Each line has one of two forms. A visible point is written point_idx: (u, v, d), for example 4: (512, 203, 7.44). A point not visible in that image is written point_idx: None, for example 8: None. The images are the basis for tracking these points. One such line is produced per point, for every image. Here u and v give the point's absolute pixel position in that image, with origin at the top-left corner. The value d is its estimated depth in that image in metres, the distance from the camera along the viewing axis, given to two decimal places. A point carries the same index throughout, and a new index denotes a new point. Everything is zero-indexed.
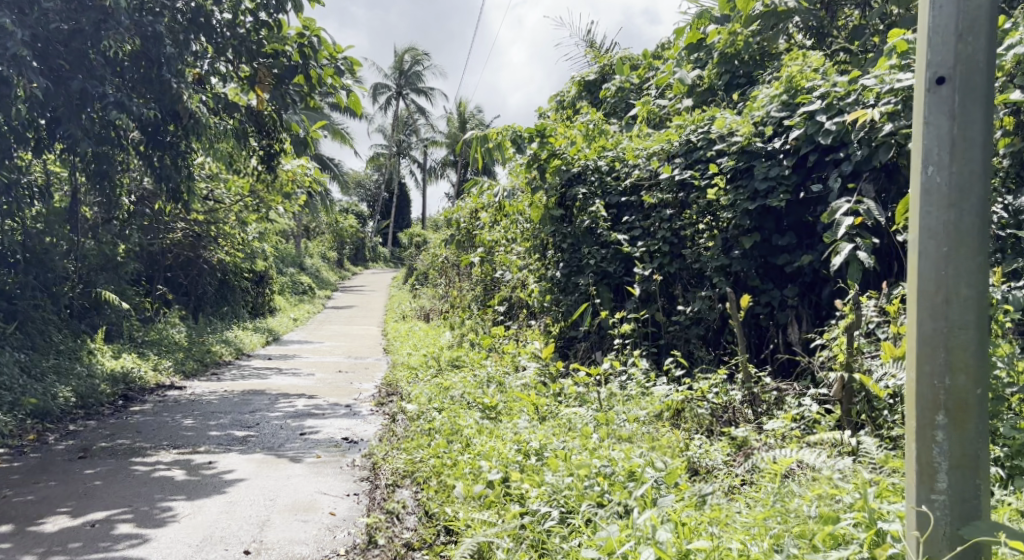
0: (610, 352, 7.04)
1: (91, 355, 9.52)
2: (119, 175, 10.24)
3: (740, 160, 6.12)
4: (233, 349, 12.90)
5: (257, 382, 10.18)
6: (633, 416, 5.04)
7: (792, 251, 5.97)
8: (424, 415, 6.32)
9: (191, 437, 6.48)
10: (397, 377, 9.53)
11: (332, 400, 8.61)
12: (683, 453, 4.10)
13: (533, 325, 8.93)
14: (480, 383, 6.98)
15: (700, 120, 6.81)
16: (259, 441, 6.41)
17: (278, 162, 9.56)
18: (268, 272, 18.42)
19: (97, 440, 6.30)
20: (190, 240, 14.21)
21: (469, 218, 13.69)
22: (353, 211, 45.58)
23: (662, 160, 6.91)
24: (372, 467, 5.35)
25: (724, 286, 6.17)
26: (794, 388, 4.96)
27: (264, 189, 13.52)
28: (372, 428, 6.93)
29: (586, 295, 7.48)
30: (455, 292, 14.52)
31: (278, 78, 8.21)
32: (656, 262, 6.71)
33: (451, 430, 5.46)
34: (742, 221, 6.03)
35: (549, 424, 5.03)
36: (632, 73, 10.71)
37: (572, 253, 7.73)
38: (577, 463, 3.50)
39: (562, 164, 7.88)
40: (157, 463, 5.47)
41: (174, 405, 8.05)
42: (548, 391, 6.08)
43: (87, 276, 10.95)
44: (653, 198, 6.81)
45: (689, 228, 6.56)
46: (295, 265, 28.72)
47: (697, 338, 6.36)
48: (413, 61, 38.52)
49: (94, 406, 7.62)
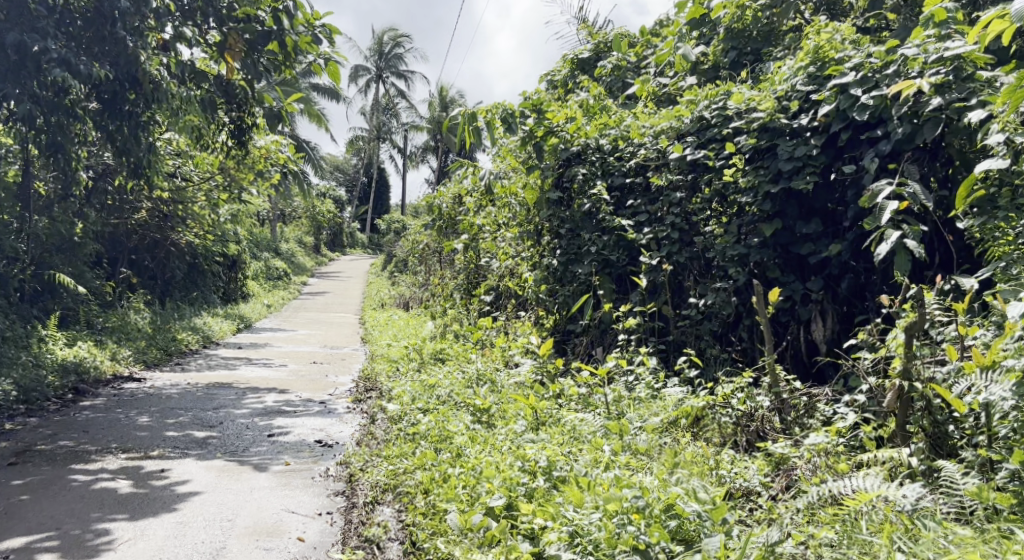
0: (612, 349, 6.44)
1: (40, 343, 8.74)
2: (76, 148, 9.44)
3: (761, 139, 5.51)
4: (201, 337, 12.15)
5: (225, 373, 9.49)
6: (649, 424, 4.44)
7: (816, 240, 5.38)
8: (406, 419, 5.69)
9: (144, 439, 5.77)
10: (377, 370, 8.88)
11: (305, 396, 7.94)
12: (717, 475, 3.50)
13: (524, 317, 8.31)
14: (469, 382, 6.35)
15: (714, 96, 6.19)
16: (221, 444, 5.73)
17: (250, 137, 8.81)
18: (241, 256, 17.61)
19: (36, 442, 5.57)
20: (156, 220, 13.41)
21: (452, 203, 13.04)
22: (330, 197, 44.62)
23: (671, 139, 6.29)
24: (347, 480, 4.70)
25: (741, 277, 5.57)
26: (826, 393, 4.37)
27: (235, 166, 12.72)
28: (348, 429, 6.28)
29: (586, 286, 6.86)
30: (436, 281, 13.88)
31: (249, 45, 7.46)
32: (664, 250, 6.10)
33: (439, 438, 4.84)
34: (762, 206, 5.42)
35: (552, 433, 4.41)
36: (629, 51, 10.08)
37: (571, 240, 7.10)
38: (603, 495, 2.90)
39: (560, 142, 7.20)
40: (99, 471, 4.78)
41: (131, 400, 7.33)
42: (547, 393, 5.47)
43: (39, 257, 10.15)
44: (661, 180, 6.19)
45: (702, 213, 5.95)
46: (269, 250, 27.90)
47: (710, 334, 5.79)
48: (392, 43, 37.66)
49: (39, 400, 6.89)
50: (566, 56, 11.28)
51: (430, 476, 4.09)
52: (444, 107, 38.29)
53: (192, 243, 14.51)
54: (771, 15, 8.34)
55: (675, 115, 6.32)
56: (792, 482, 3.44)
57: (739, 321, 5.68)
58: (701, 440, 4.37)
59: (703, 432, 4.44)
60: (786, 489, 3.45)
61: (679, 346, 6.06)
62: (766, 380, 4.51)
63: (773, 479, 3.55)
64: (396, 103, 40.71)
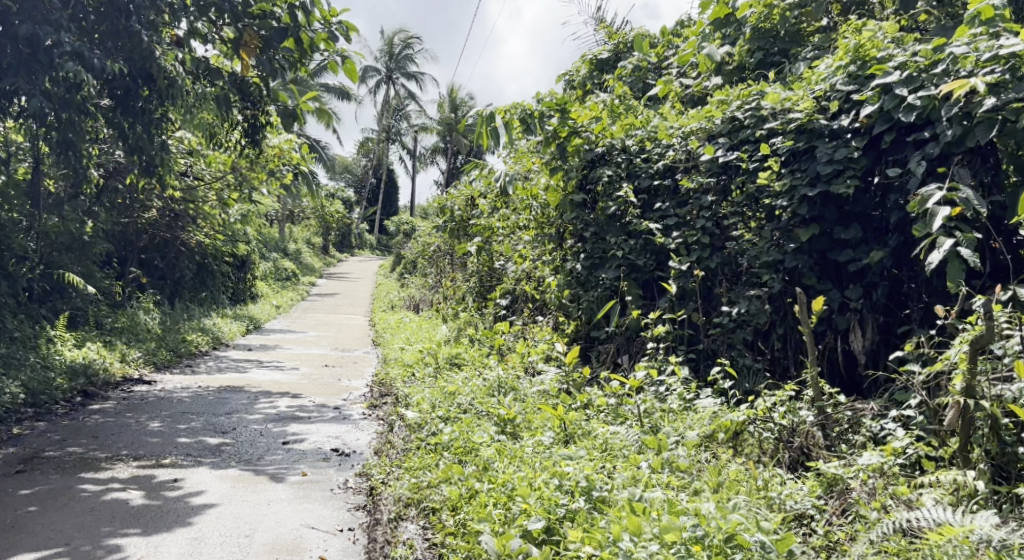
0: (638, 357, 6.23)
1: (49, 344, 8.59)
2: (87, 145, 9.28)
3: (799, 140, 5.29)
4: (211, 338, 11.97)
5: (236, 376, 9.32)
6: (685, 438, 4.24)
7: (856, 247, 5.16)
8: (426, 428, 5.49)
9: (156, 445, 5.59)
10: (391, 375, 8.68)
11: (319, 401, 7.75)
12: (765, 497, 3.33)
13: (544, 322, 8.09)
14: (490, 389, 6.14)
15: (748, 96, 5.98)
16: (235, 451, 5.55)
17: (263, 136, 8.63)
18: (251, 256, 17.46)
19: (44, 448, 5.40)
20: (167, 219, 13.26)
21: (465, 205, 12.84)
22: (339, 197, 44.52)
23: (702, 140, 6.08)
24: (368, 493, 4.50)
25: (776, 285, 5.36)
26: (871, 407, 4.16)
27: (247, 166, 12.56)
28: (366, 437, 6.09)
29: (611, 291, 6.65)
30: (448, 283, 13.69)
31: (265, 42, 7.28)
32: (695, 255, 5.89)
33: (464, 450, 4.64)
34: (800, 210, 5.20)
35: (584, 447, 4.20)
36: (650, 51, 9.85)
37: (596, 244, 6.88)
38: (659, 522, 2.72)
39: (584, 143, 6.98)
40: (110, 481, 4.58)
41: (141, 403, 7.15)
42: (574, 403, 5.26)
43: (49, 255, 10.00)
44: (692, 182, 5.98)
45: (734, 217, 5.74)
46: (278, 250, 27.77)
47: (742, 343, 5.59)
48: (403, 44, 37.52)
49: (47, 403, 6.72)
50: (585, 56, 11.06)
51: (458, 492, 3.90)
52: (454, 109, 38.10)
53: (202, 243, 14.36)
54: (800, 14, 8.08)
55: (706, 115, 6.12)
56: (847, 504, 3.22)
57: (773, 330, 5.48)
58: (742, 456, 4.17)
59: (742, 448, 4.23)
60: (842, 512, 3.22)
61: (709, 355, 5.85)
62: (809, 394, 4.30)
63: (826, 501, 3.35)
64: (406, 105, 40.57)
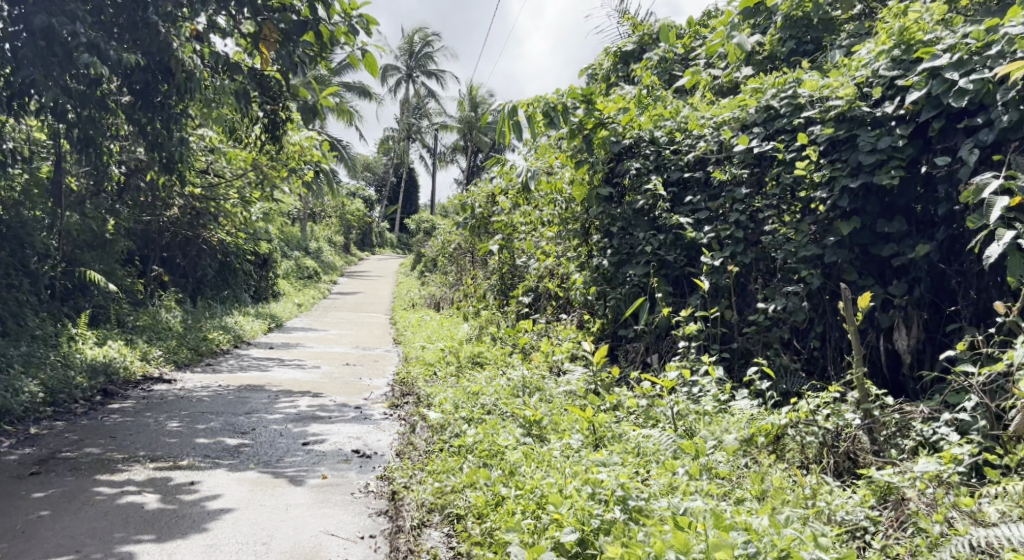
0: (669, 356, 6.00)
1: (70, 342, 8.53)
2: (107, 142, 9.20)
3: (838, 129, 5.05)
4: (232, 336, 11.88)
5: (257, 374, 9.20)
6: (723, 442, 4.03)
7: (900, 241, 4.92)
8: (449, 429, 5.33)
9: (174, 446, 5.46)
10: (412, 374, 8.53)
11: (340, 401, 7.59)
12: (814, 506, 3.15)
13: (569, 320, 7.87)
14: (515, 389, 5.94)
15: (783, 83, 5.73)
16: (254, 453, 5.40)
17: (284, 131, 8.51)
18: (273, 254, 17.39)
19: (61, 449, 5.28)
20: (188, 217, 13.20)
21: (486, 202, 12.67)
22: (360, 196, 44.54)
23: (735, 131, 5.86)
24: (390, 498, 4.33)
25: (815, 281, 5.13)
26: (921, 411, 3.92)
27: (268, 163, 12.46)
28: (387, 438, 5.92)
29: (639, 288, 6.43)
30: (469, 281, 13.52)
31: (285, 35, 7.14)
32: (728, 250, 5.66)
33: (489, 453, 4.47)
34: (840, 202, 4.97)
35: (616, 451, 4.01)
36: (677, 43, 9.61)
37: (623, 239, 6.62)
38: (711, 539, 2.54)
39: (610, 135, 6.76)
40: (125, 483, 4.45)
41: (160, 403, 7.04)
42: (603, 404, 5.06)
43: (71, 253, 9.96)
44: (725, 174, 5.75)
45: (770, 210, 5.51)
46: (300, 249, 27.77)
47: (779, 342, 5.35)
48: (423, 42, 37.40)
49: (66, 403, 6.63)
50: (609, 49, 10.82)
51: (484, 498, 3.73)
52: (474, 106, 37.92)
53: (224, 241, 14.31)
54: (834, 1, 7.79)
55: (739, 104, 5.89)
56: (903, 515, 3.02)
57: (813, 327, 5.23)
58: (786, 462, 3.94)
59: (784, 453, 4.01)
60: (898, 525, 3.01)
61: (744, 354, 5.62)
62: (854, 396, 4.07)
63: (881, 512, 3.11)
64: (426, 103, 40.49)
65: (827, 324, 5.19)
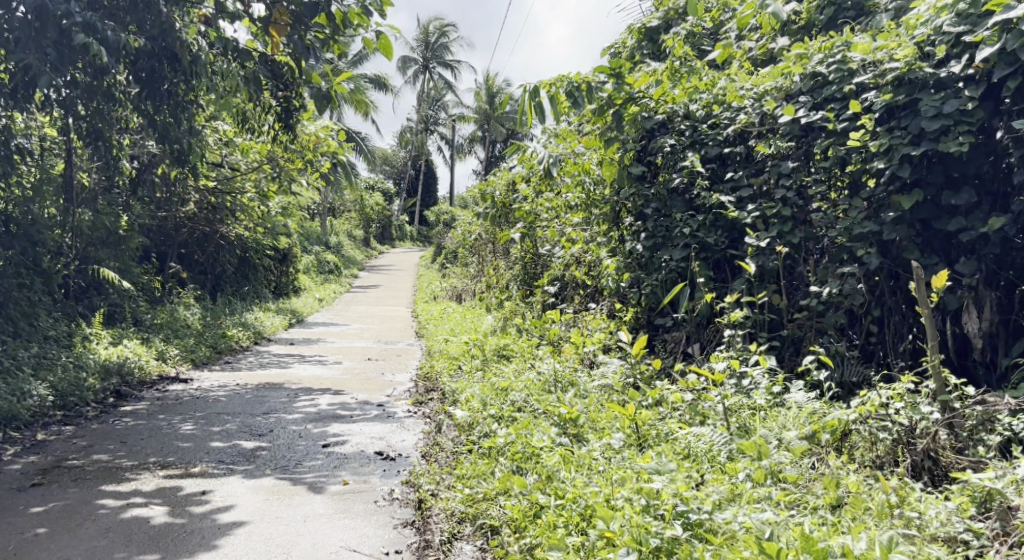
0: (712, 345, 5.57)
1: (84, 343, 8.27)
2: (117, 135, 8.92)
3: (897, 94, 4.60)
4: (252, 332, 11.60)
5: (277, 372, 8.89)
6: (785, 440, 3.62)
7: (968, 214, 4.47)
8: (478, 429, 4.98)
9: (187, 451, 5.15)
10: (437, 368, 8.18)
11: (362, 398, 7.27)
12: (901, 517, 2.73)
13: (599, 309, 7.47)
14: (546, 384, 5.57)
15: (831, 47, 5.29)
16: (272, 457, 5.07)
17: (297, 119, 8.15)
18: (292, 249, 17.12)
19: (68, 456, 4.99)
20: (205, 213, 12.92)
21: (507, 189, 12.29)
22: (380, 189, 44.27)
23: (778, 101, 5.44)
24: (416, 506, 3.98)
25: (874, 260, 4.70)
26: (1009, 402, 3.48)
27: (284, 155, 12.14)
28: (412, 438, 5.58)
29: (677, 273, 6.00)
30: (490, 271, 13.14)
31: (295, 18, 6.79)
32: (775, 229, 5.24)
33: (523, 456, 4.10)
34: (901, 173, 4.53)
35: (666, 454, 3.64)
36: (705, 16, 9.13)
37: (658, 221, 6.19)
38: None
39: (642, 111, 6.34)
40: (131, 494, 4.14)
41: (175, 404, 6.74)
42: (645, 399, 4.67)
43: (84, 251, 9.71)
44: (769, 148, 5.32)
45: (821, 185, 5.08)
46: (319, 243, 27.52)
47: (834, 328, 4.93)
48: (439, 32, 36.97)
49: (77, 406, 6.35)
50: (633, 26, 10.33)
51: (521, 508, 3.37)
52: (491, 95, 37.42)
53: (242, 236, 14.05)
54: None
55: (782, 73, 5.45)
56: (1011, 527, 2.60)
57: (870, 312, 4.82)
58: (856, 462, 3.53)
59: (852, 451, 3.60)
60: (1005, 538, 2.60)
61: (795, 342, 5.20)
62: (929, 386, 3.65)
63: (983, 522, 2.70)
64: (443, 94, 40.07)
65: (887, 308, 4.77)
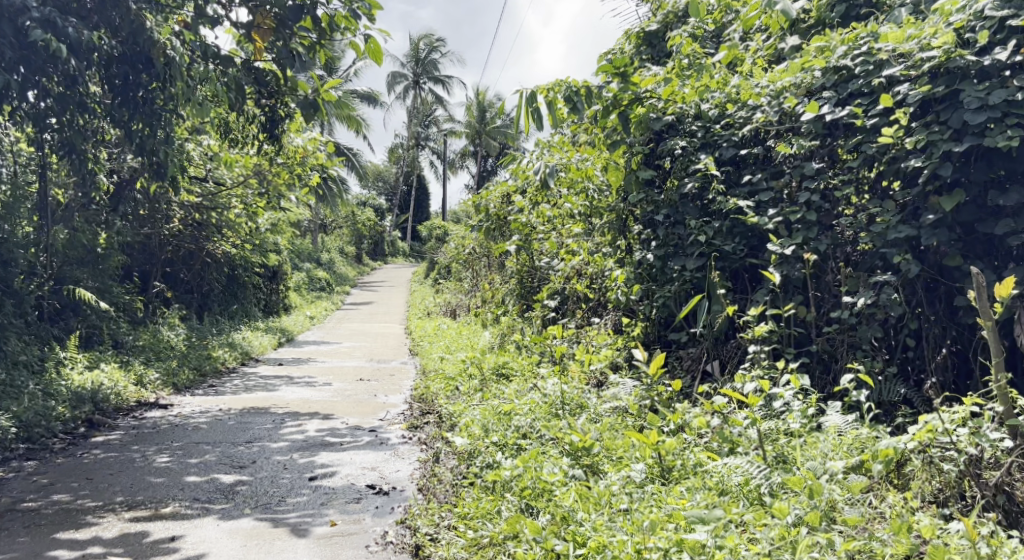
0: (732, 363, 5.12)
1: (57, 368, 7.78)
2: (93, 148, 8.48)
3: (935, 85, 4.20)
4: (239, 353, 11.12)
5: (264, 395, 8.41)
6: (832, 473, 3.18)
7: (1016, 215, 4.07)
8: (479, 459, 4.53)
9: (159, 488, 4.67)
10: (432, 389, 7.72)
11: (352, 423, 6.78)
12: None
13: (604, 324, 7.02)
14: (553, 407, 5.11)
15: (855, 39, 4.89)
16: (253, 493, 4.60)
17: (282, 129, 7.72)
18: (282, 267, 16.64)
19: (26, 497, 4.51)
20: (190, 230, 12.45)
21: (501, 202, 11.86)
22: (371, 205, 43.86)
23: (799, 97, 5.04)
24: (414, 554, 3.53)
25: (913, 267, 4.28)
26: None
27: (270, 168, 11.68)
28: (406, 468, 5.12)
29: (692, 284, 5.56)
30: (485, 286, 12.69)
31: (279, 21, 6.33)
32: (799, 236, 4.82)
33: (534, 492, 3.66)
34: (941, 172, 4.13)
35: (700, 496, 3.21)
36: (707, 19, 8.73)
37: (669, 229, 5.76)
38: None
39: (649, 112, 5.94)
40: (90, 543, 3.67)
41: (152, 433, 6.25)
42: (664, 423, 4.22)
43: (59, 270, 9.23)
44: (791, 147, 4.91)
45: (849, 187, 4.67)
46: (310, 261, 27.02)
47: (870, 343, 4.50)
48: (429, 48, 36.65)
49: (43, 438, 5.86)
50: (630, 31, 9.93)
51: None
52: (482, 110, 37.07)
53: (228, 253, 13.57)
54: None
55: (802, 67, 5.05)
56: None
57: (908, 324, 4.40)
58: (914, 496, 3.09)
59: (907, 483, 3.16)
60: None
61: (824, 358, 4.76)
62: (993, 408, 3.22)
63: None
64: (434, 109, 39.72)
65: (926, 320, 4.37)
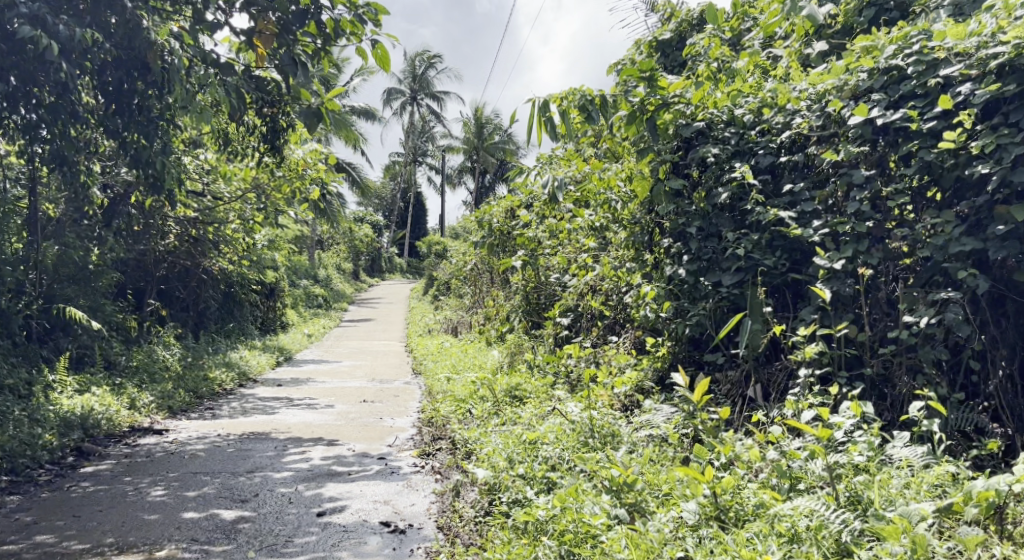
0: (779, 387, 4.75)
1: (45, 392, 7.36)
2: (86, 160, 8.11)
3: (1004, 84, 3.85)
4: (237, 373, 10.69)
5: (263, 418, 7.99)
6: (922, 519, 2.78)
7: None
8: (506, 495, 4.13)
9: (153, 528, 4.26)
10: (442, 412, 7.30)
11: (359, 449, 6.37)
12: None
13: (624, 343, 6.64)
14: (581, 434, 4.71)
15: (904, 38, 4.54)
16: (258, 532, 4.19)
17: (283, 138, 7.36)
18: (280, 283, 16.23)
19: (6, 539, 4.09)
20: (185, 246, 12.04)
21: (506, 216, 11.47)
22: (368, 221, 43.48)
23: (844, 101, 4.67)
24: None
25: (982, 282, 3.91)
26: None
27: (267, 182, 11.30)
28: (423, 501, 4.72)
29: (729, 301, 5.19)
30: (490, 303, 12.29)
31: (282, 27, 5.95)
32: (850, 249, 4.45)
33: (574, 538, 3.26)
34: (1013, 178, 3.77)
35: (772, 547, 2.82)
36: (723, 25, 8.40)
37: (702, 242, 5.40)
38: None
39: (678, 117, 5.60)
40: None
41: (145, 463, 5.83)
42: (712, 456, 3.83)
43: (48, 289, 8.82)
44: (838, 154, 4.56)
45: (903, 195, 4.30)
46: (308, 277, 26.61)
47: (932, 364, 4.12)
48: (425, 64, 36.44)
49: (28, 470, 5.44)
50: (641, 41, 9.60)
51: None
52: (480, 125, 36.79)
53: (225, 269, 13.16)
54: None
55: (846, 68, 4.70)
56: None
57: (974, 344, 4.03)
58: (1022, 546, 2.69)
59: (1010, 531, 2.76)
60: None
61: (879, 382, 4.38)
62: None
63: None
64: (431, 125, 39.45)
65: (994, 339, 4.00)
